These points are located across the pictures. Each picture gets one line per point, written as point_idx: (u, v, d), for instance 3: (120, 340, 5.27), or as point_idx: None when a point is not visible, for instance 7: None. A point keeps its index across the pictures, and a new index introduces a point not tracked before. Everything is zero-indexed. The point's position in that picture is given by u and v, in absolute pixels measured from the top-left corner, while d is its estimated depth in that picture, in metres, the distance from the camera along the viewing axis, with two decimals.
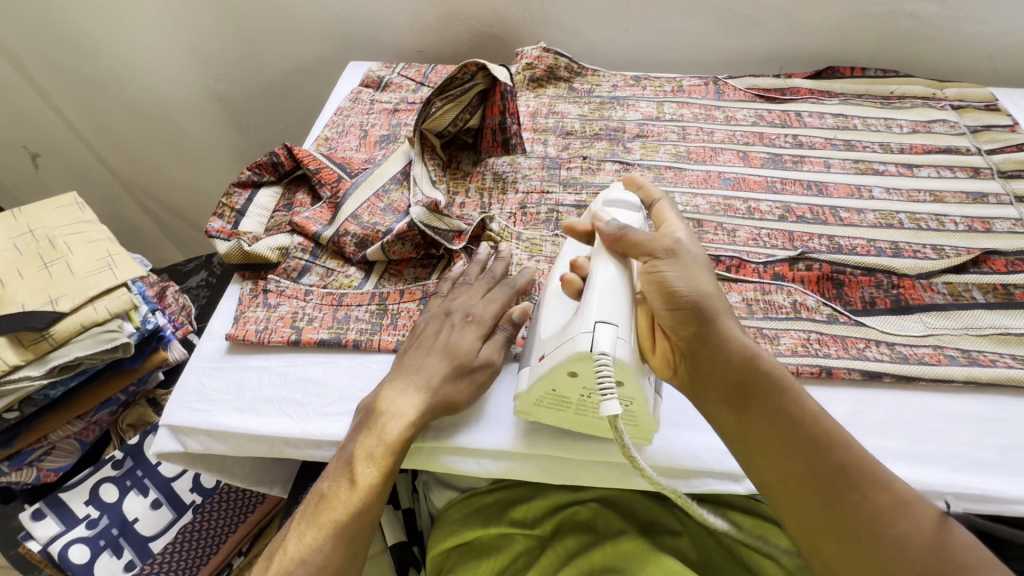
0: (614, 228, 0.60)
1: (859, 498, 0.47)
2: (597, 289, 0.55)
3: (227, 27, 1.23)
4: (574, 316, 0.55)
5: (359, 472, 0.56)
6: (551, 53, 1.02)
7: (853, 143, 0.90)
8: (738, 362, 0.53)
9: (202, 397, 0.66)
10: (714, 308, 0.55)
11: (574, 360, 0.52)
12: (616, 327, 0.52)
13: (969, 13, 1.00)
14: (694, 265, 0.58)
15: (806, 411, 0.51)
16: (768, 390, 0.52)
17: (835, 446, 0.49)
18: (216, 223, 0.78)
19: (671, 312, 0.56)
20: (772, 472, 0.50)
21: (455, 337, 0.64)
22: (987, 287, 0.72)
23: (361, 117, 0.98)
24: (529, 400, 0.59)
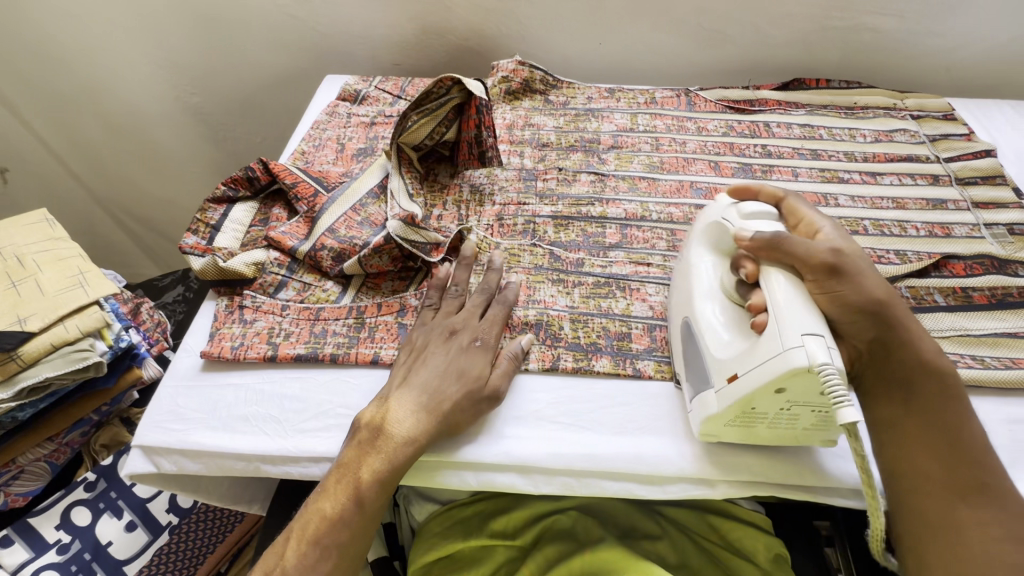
0: (770, 238, 0.57)
1: (1001, 537, 0.49)
2: (785, 310, 0.53)
3: (202, 41, 1.23)
4: (771, 333, 0.52)
5: (365, 493, 0.56)
6: (526, 66, 1.03)
7: (819, 152, 0.93)
8: (935, 386, 0.56)
9: (177, 417, 0.65)
10: (903, 328, 0.57)
11: (787, 376, 0.50)
12: (824, 338, 0.50)
13: (925, 26, 1.04)
14: (871, 272, 0.57)
15: (989, 455, 0.54)
16: (957, 422, 0.55)
17: (1005, 493, 0.52)
18: (191, 239, 0.77)
19: (853, 322, 0.55)
20: (918, 485, 0.54)
21: (464, 360, 0.64)
22: (948, 290, 0.75)
23: (339, 130, 0.98)
24: (723, 418, 0.57)
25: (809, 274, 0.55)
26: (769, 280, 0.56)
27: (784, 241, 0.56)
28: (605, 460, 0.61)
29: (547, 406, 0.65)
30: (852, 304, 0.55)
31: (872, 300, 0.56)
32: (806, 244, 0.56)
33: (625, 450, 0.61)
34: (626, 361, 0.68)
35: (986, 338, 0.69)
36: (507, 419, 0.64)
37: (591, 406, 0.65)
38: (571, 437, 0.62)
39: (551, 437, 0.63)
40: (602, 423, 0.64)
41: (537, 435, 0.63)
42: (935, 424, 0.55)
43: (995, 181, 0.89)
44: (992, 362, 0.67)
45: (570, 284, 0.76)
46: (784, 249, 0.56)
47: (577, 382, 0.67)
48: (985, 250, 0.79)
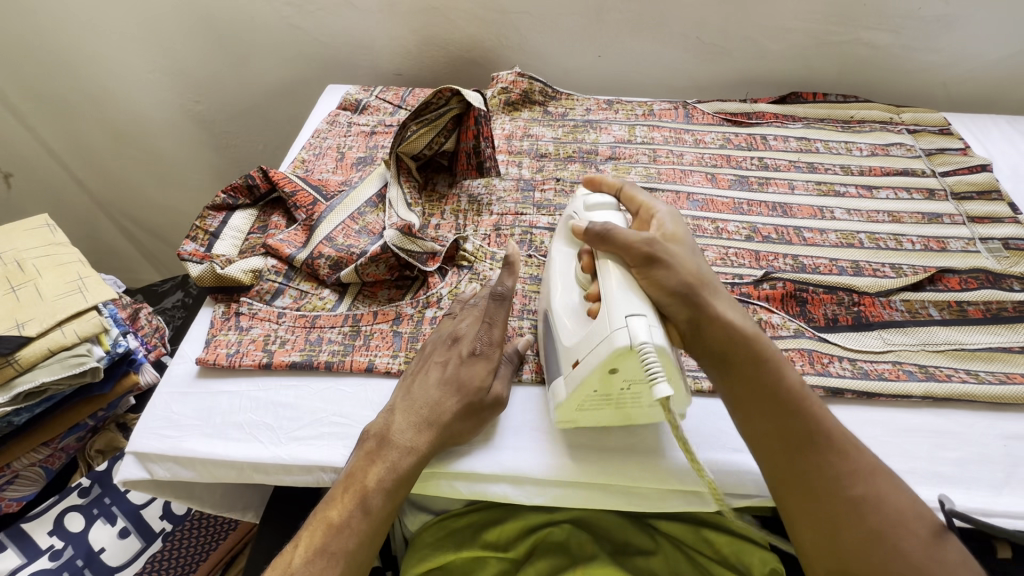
0: (598, 228, 0.59)
1: (841, 476, 0.52)
2: (615, 295, 0.54)
3: (206, 50, 1.25)
4: (603, 317, 0.54)
5: (373, 502, 0.56)
6: (525, 78, 1.04)
7: (816, 165, 0.94)
8: (749, 350, 0.56)
9: (171, 424, 0.65)
10: (713, 296, 0.58)
11: (613, 359, 0.51)
12: (647, 318, 0.52)
13: (921, 42, 1.05)
14: (687, 251, 0.60)
15: (809, 399, 0.55)
16: (776, 380, 0.56)
17: (829, 430, 0.54)
18: (189, 246, 0.77)
19: (673, 302, 0.56)
20: (767, 450, 0.54)
21: (464, 370, 0.63)
22: (943, 304, 0.75)
23: (338, 139, 0.99)
24: (571, 404, 0.58)
25: (631, 262, 0.57)
26: (603, 271, 0.57)
27: (611, 233, 0.58)
28: (598, 472, 0.61)
29: (543, 416, 0.65)
30: (676, 286, 0.56)
31: (687, 281, 0.56)
32: (625, 232, 0.58)
33: (619, 462, 0.61)
34: None
35: (981, 353, 0.69)
36: (507, 430, 0.64)
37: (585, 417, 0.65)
38: (567, 448, 0.62)
39: (547, 448, 0.62)
40: (598, 435, 0.64)
41: (537, 445, 0.63)
42: (755, 387, 0.56)
43: (991, 197, 0.89)
44: (986, 376, 0.67)
45: None
46: (613, 240, 0.57)
47: None
48: (980, 265, 0.79)
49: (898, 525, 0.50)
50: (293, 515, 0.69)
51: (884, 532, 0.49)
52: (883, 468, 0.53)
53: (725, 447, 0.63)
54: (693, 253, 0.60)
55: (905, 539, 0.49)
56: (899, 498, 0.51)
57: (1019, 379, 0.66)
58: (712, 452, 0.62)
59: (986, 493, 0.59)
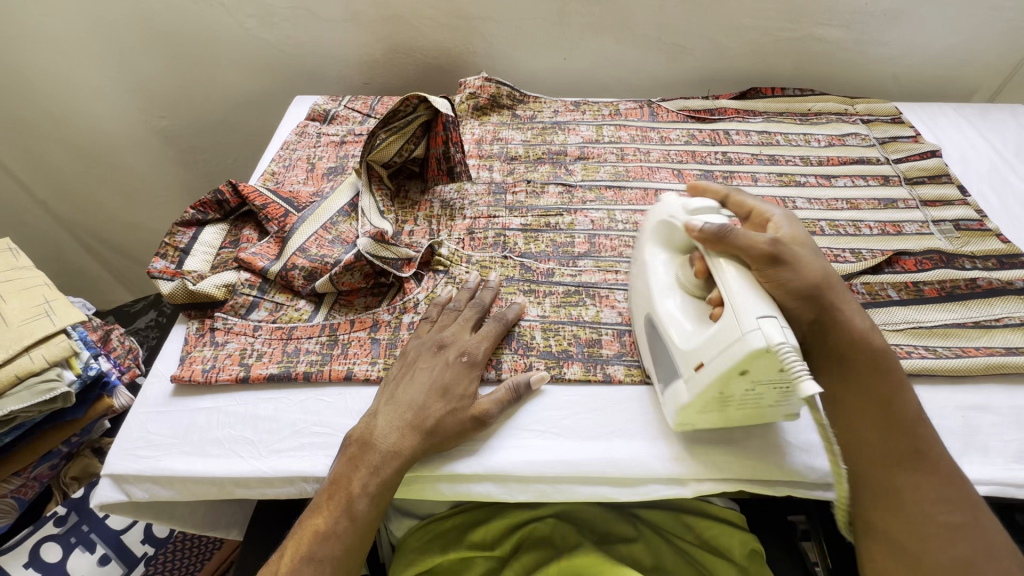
0: (715, 229, 0.58)
1: (938, 500, 0.54)
2: (741, 293, 0.54)
3: (170, 65, 1.23)
4: (731, 316, 0.53)
5: (358, 508, 0.56)
6: (493, 82, 1.05)
7: (777, 158, 0.97)
8: (867, 360, 0.59)
9: (146, 444, 0.64)
10: (840, 302, 0.60)
11: (747, 360, 0.51)
12: (779, 319, 0.51)
13: (870, 36, 1.10)
14: (812, 255, 0.60)
15: (922, 422, 0.58)
16: (891, 396, 0.58)
17: (938, 456, 0.56)
18: (159, 263, 0.77)
19: (799, 301, 0.58)
20: (866, 459, 0.57)
21: (449, 375, 0.64)
22: (900, 285, 0.78)
23: (308, 150, 0.99)
24: (695, 406, 0.58)
25: (752, 262, 0.57)
26: (719, 271, 0.57)
27: (730, 233, 0.57)
28: (579, 465, 0.62)
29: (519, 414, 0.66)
30: (796, 287, 0.58)
31: (810, 285, 0.58)
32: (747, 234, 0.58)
33: (599, 454, 0.62)
34: (596, 367, 0.70)
35: (937, 330, 0.73)
36: (489, 431, 0.65)
37: (565, 412, 0.66)
38: (549, 443, 0.64)
39: (528, 445, 0.63)
40: (578, 428, 0.65)
41: (516, 442, 0.64)
42: (869, 402, 0.58)
43: (941, 180, 0.93)
44: (943, 351, 0.70)
45: (541, 294, 0.77)
46: (727, 240, 0.57)
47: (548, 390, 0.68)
48: (934, 246, 0.83)
49: (988, 556, 0.52)
50: (279, 528, 0.69)
51: (971, 561, 0.52)
52: (980, 502, 0.55)
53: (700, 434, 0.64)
54: (817, 258, 0.61)
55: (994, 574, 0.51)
56: (995, 536, 0.53)
57: (973, 352, 0.70)
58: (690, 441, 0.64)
59: None
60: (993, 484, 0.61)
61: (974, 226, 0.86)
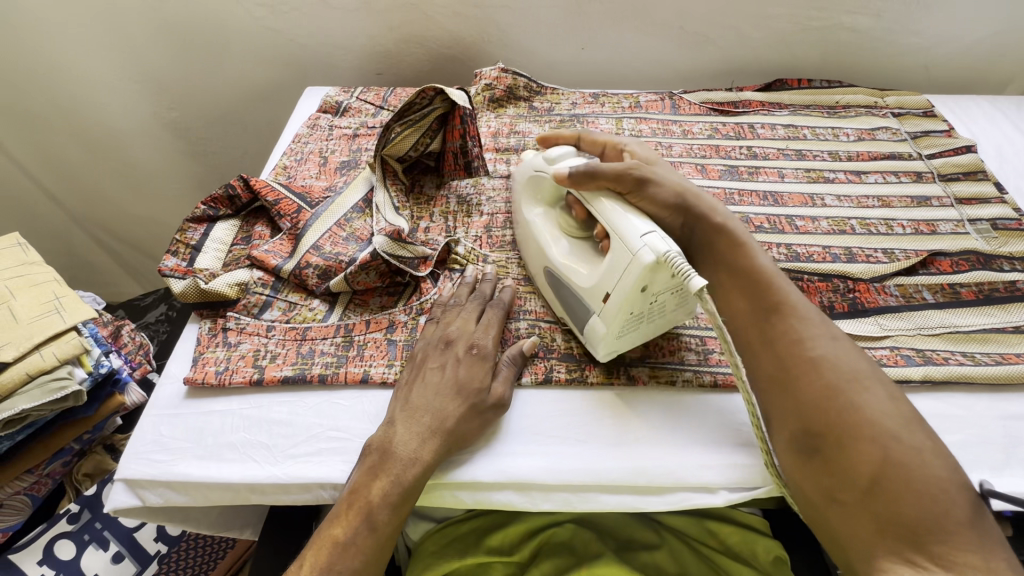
0: (581, 170, 0.63)
1: (800, 340, 0.59)
2: (620, 221, 0.58)
3: (178, 55, 1.21)
4: (619, 244, 0.57)
5: (379, 517, 0.55)
6: (509, 74, 1.03)
7: (804, 153, 0.94)
8: (728, 244, 0.66)
9: (160, 447, 0.62)
10: (702, 203, 0.68)
11: (643, 277, 0.54)
12: (659, 232, 0.55)
13: (902, 26, 1.06)
14: (664, 169, 0.69)
15: (778, 280, 0.63)
16: (751, 265, 0.65)
17: (795, 306, 0.61)
18: (170, 261, 0.75)
19: (670, 211, 0.67)
20: (743, 326, 0.63)
21: (461, 371, 0.62)
22: (936, 287, 0.75)
23: (320, 143, 0.96)
24: (612, 335, 0.61)
25: (623, 189, 0.64)
26: (597, 207, 0.62)
27: (597, 169, 0.63)
28: (604, 474, 0.60)
29: (540, 418, 0.64)
30: (666, 200, 0.67)
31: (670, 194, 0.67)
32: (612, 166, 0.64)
33: (624, 463, 0.60)
34: (617, 370, 0.68)
35: (975, 335, 0.70)
36: (508, 436, 0.63)
37: (588, 417, 0.64)
38: (572, 449, 0.62)
39: (552, 452, 0.61)
40: (601, 434, 0.63)
41: (537, 449, 0.62)
42: (732, 277, 0.65)
43: (977, 177, 0.90)
44: (982, 358, 0.67)
45: None
46: (597, 176, 0.63)
47: (568, 394, 0.66)
48: (970, 246, 0.80)
49: (851, 379, 0.55)
50: (297, 532, 0.68)
51: (841, 388, 0.54)
52: (840, 334, 0.60)
53: (727, 442, 0.62)
54: (671, 172, 0.70)
55: (858, 395, 0.54)
56: (858, 361, 0.57)
57: (1013, 359, 0.67)
58: (719, 447, 0.62)
59: (988, 475, 0.59)
60: None
61: (1012, 225, 0.83)
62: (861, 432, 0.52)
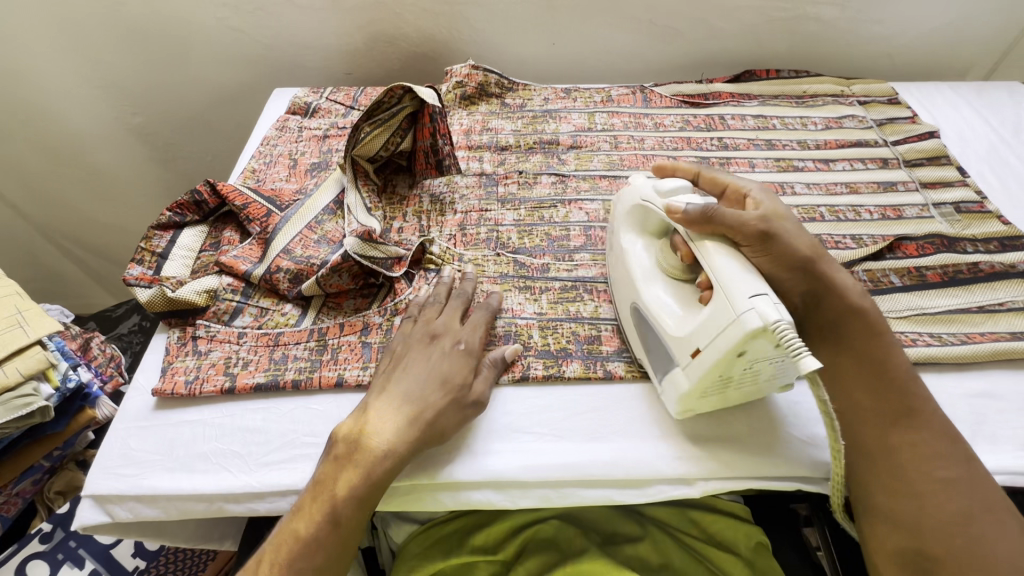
0: (700, 210, 0.57)
1: (934, 456, 0.54)
2: (729, 275, 0.53)
3: (141, 59, 1.17)
4: (723, 299, 0.52)
5: (342, 512, 0.54)
6: (480, 70, 1.02)
7: (774, 142, 0.95)
8: (857, 328, 0.60)
9: (129, 461, 0.61)
10: (832, 272, 0.61)
11: (743, 342, 0.50)
12: (771, 296, 0.50)
13: (865, 15, 1.07)
14: (796, 229, 0.61)
15: (914, 382, 0.58)
16: (884, 356, 0.59)
17: (928, 412, 0.56)
18: (136, 270, 0.73)
19: (792, 274, 0.60)
20: (861, 419, 0.57)
21: (444, 364, 0.62)
22: (903, 271, 0.77)
23: (290, 146, 0.95)
24: (694, 393, 0.57)
25: (744, 241, 0.57)
26: (703, 251, 0.57)
27: (717, 213, 0.57)
28: (583, 468, 0.60)
29: (518, 416, 0.64)
30: (790, 259, 0.59)
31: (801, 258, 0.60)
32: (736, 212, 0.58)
33: (603, 456, 0.60)
34: (596, 364, 0.68)
35: (942, 316, 0.71)
36: (487, 435, 0.62)
37: (566, 413, 0.64)
38: (551, 445, 0.62)
39: (530, 449, 0.61)
40: (580, 430, 0.63)
41: (516, 446, 0.62)
42: (859, 367, 0.59)
43: (940, 162, 0.92)
44: (949, 338, 0.69)
45: (537, 290, 0.75)
46: (716, 221, 0.57)
47: (546, 391, 0.66)
48: (934, 230, 0.82)
49: (987, 506, 0.51)
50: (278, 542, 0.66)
51: (971, 513, 0.51)
52: (974, 456, 0.55)
53: (704, 432, 0.63)
54: (802, 237, 0.61)
55: (991, 528, 0.50)
56: (991, 488, 0.53)
57: (978, 338, 0.69)
58: (697, 437, 0.62)
59: None
60: (1001, 474, 0.60)
61: (974, 208, 0.85)
62: (987, 559, 0.48)
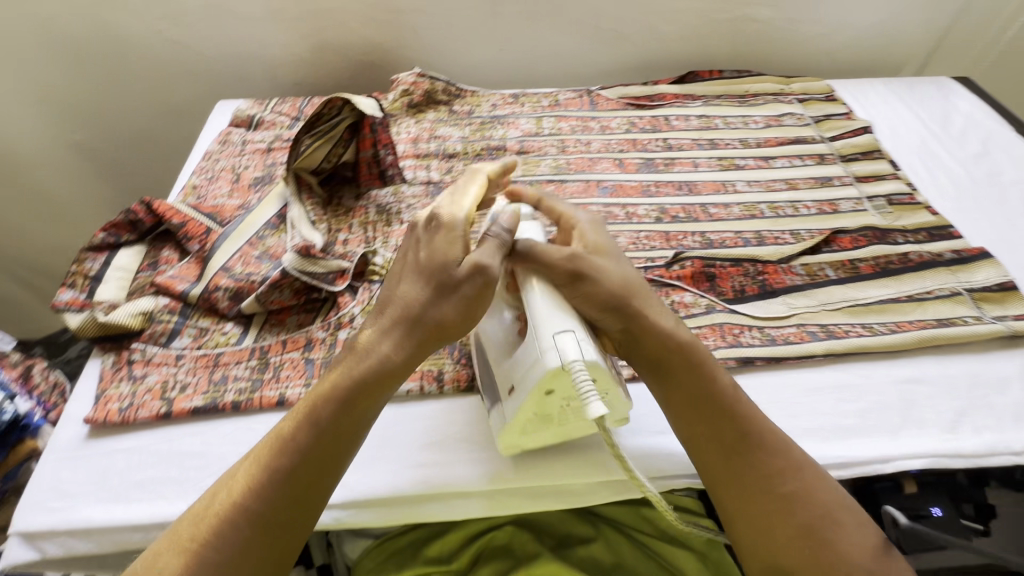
0: (524, 246, 0.57)
1: (770, 475, 0.53)
2: (540, 311, 0.53)
3: (78, 74, 1.14)
4: (532, 337, 0.53)
5: (320, 419, 0.52)
6: (427, 78, 1.02)
7: (717, 142, 0.97)
8: (681, 359, 0.57)
9: (60, 494, 0.59)
10: (646, 308, 0.58)
11: (546, 379, 0.51)
12: (576, 332, 0.51)
13: (801, 16, 1.11)
14: (614, 263, 0.60)
15: (742, 405, 0.56)
16: (711, 387, 0.57)
17: (761, 435, 0.55)
18: (67, 295, 0.71)
19: (606, 314, 0.56)
20: (699, 453, 0.55)
21: (428, 253, 0.56)
22: (838, 264, 0.79)
23: (232, 160, 0.93)
24: (513, 430, 0.57)
25: (556, 281, 0.56)
26: (524, 289, 0.56)
27: (531, 252, 0.56)
28: (526, 475, 0.60)
29: (463, 426, 0.64)
30: (603, 301, 0.56)
31: (619, 293, 0.57)
32: (550, 250, 0.56)
33: (547, 462, 0.61)
34: None
35: (874, 307, 0.74)
36: (430, 446, 0.63)
37: None
38: (496, 453, 0.62)
39: (474, 459, 0.62)
40: None
41: (460, 456, 0.62)
42: (682, 396, 0.57)
43: (874, 156, 0.95)
44: (880, 328, 0.71)
45: None
46: (536, 259, 0.56)
47: None
48: (868, 222, 0.84)
49: (829, 518, 0.51)
50: None
51: (814, 525, 0.50)
52: (811, 464, 0.54)
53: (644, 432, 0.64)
54: (625, 269, 0.60)
55: (836, 535, 0.50)
56: (829, 494, 0.52)
57: (907, 327, 0.71)
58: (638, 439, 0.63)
59: (886, 439, 0.63)
60: (927, 457, 0.62)
61: (905, 200, 0.88)
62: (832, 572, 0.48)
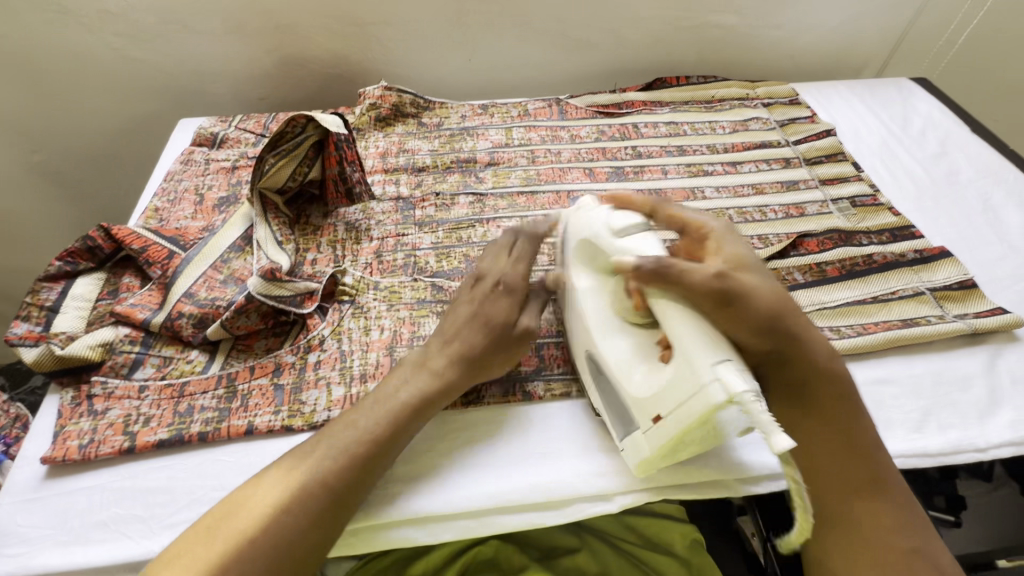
0: (654, 263, 0.54)
1: (881, 499, 0.54)
2: (686, 340, 0.51)
3: (31, 94, 1.10)
4: (686, 366, 0.51)
5: (366, 438, 0.56)
6: (393, 91, 1.01)
7: (685, 148, 0.98)
8: (819, 378, 0.58)
9: (16, 539, 0.56)
10: (798, 327, 0.58)
11: (708, 412, 0.49)
12: (734, 362, 0.49)
13: (763, 22, 1.13)
14: (761, 277, 0.58)
15: (867, 432, 0.57)
16: (840, 405, 0.57)
17: (880, 461, 0.56)
18: (20, 328, 0.68)
19: (757, 336, 0.55)
20: (818, 467, 0.56)
21: (487, 306, 0.65)
22: (805, 268, 0.80)
23: (196, 180, 0.91)
24: (656, 457, 0.56)
25: (704, 304, 0.53)
26: (660, 310, 0.54)
27: (668, 269, 0.53)
28: (502, 494, 0.59)
29: (436, 446, 0.63)
30: (755, 321, 0.55)
31: (766, 310, 0.56)
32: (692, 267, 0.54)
33: (522, 478, 0.60)
34: (513, 386, 0.68)
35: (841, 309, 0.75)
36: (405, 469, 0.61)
37: (485, 438, 0.64)
38: (471, 472, 0.61)
39: (449, 479, 0.60)
40: (499, 454, 0.62)
41: (434, 477, 0.61)
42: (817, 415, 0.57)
43: (837, 158, 0.97)
44: (847, 330, 0.73)
45: None
46: (672, 280, 0.53)
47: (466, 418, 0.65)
48: (833, 224, 0.86)
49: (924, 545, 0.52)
50: None
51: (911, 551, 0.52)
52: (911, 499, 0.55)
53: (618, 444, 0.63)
54: (769, 284, 0.58)
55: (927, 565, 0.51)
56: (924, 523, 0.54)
57: (873, 328, 0.73)
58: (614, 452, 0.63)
59: None
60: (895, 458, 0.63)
61: (868, 201, 0.90)
62: None
